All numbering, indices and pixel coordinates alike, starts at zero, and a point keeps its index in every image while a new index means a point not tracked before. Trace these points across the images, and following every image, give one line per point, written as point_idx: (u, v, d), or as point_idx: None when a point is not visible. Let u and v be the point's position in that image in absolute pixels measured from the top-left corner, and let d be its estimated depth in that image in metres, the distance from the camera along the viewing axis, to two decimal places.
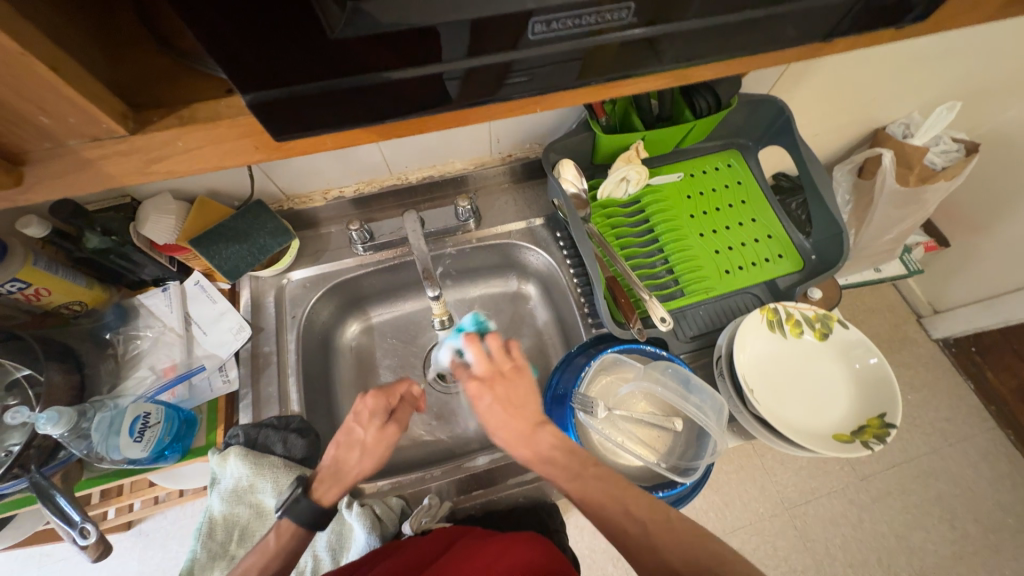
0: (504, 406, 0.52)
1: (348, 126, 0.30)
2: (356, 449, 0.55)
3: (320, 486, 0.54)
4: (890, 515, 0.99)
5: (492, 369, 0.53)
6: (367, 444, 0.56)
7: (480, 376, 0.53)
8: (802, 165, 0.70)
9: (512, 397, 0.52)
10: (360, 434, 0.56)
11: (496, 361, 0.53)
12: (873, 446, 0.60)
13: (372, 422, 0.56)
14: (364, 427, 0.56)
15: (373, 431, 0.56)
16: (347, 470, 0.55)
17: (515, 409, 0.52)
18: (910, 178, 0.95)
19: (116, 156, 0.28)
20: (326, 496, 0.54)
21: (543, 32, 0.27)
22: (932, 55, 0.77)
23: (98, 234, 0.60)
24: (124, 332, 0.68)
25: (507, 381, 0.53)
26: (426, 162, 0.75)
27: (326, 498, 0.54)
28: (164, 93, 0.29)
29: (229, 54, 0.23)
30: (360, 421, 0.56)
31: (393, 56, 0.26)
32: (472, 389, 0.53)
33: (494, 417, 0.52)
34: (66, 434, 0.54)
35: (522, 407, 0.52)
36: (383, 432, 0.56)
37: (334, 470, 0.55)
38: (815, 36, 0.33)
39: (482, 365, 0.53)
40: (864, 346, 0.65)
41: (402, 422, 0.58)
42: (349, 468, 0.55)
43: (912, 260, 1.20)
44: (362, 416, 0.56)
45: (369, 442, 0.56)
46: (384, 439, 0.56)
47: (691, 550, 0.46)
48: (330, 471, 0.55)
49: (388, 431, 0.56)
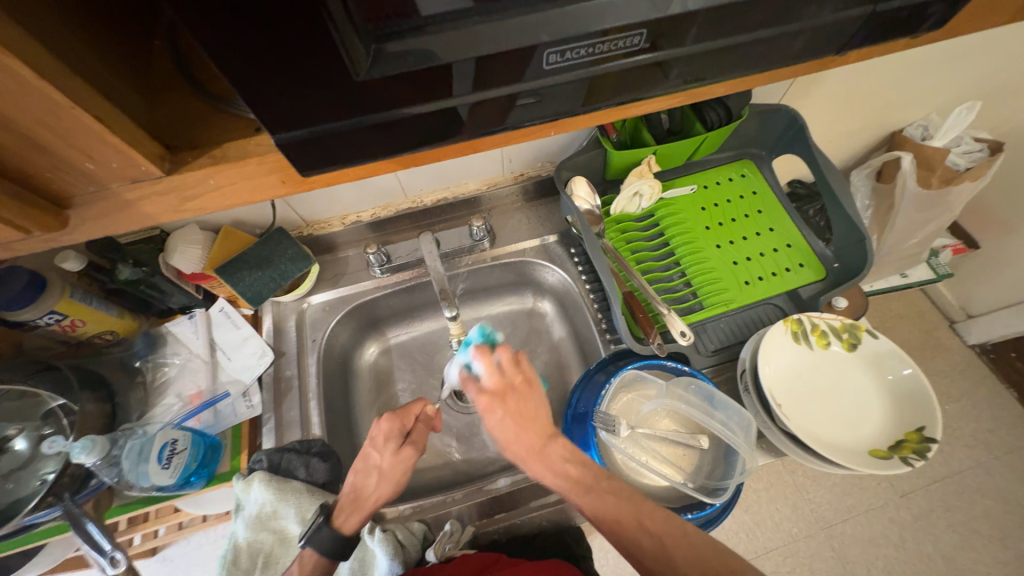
0: (516, 420, 0.51)
1: (369, 159, 0.31)
2: (373, 475, 0.55)
3: (340, 514, 0.54)
4: (935, 534, 0.94)
5: (502, 383, 0.52)
6: (383, 469, 0.55)
7: (490, 390, 0.52)
8: (818, 173, 0.69)
9: (524, 411, 0.51)
10: (376, 459, 0.56)
11: (505, 376, 0.52)
12: (913, 462, 0.57)
13: (387, 446, 0.56)
14: (380, 451, 0.56)
15: (389, 455, 0.56)
16: (366, 496, 0.55)
17: (525, 423, 0.51)
18: (932, 180, 0.92)
19: (152, 196, 0.30)
20: (347, 523, 0.54)
21: (557, 62, 0.28)
22: (948, 57, 0.76)
23: (130, 266, 0.63)
24: (152, 360, 0.70)
25: (517, 395, 0.52)
26: (440, 185, 0.76)
27: (344, 526, 0.53)
28: (199, 134, 0.30)
29: (258, 97, 0.25)
30: (375, 445, 0.56)
31: (413, 91, 0.27)
32: (482, 402, 0.52)
33: (506, 432, 0.51)
34: (98, 462, 0.55)
35: (533, 422, 0.51)
36: (399, 456, 0.56)
37: (352, 498, 0.55)
38: (828, 50, 0.33)
39: (492, 379, 0.52)
40: (897, 356, 0.63)
41: (418, 444, 0.58)
42: (367, 494, 0.55)
43: (940, 263, 1.16)
44: (377, 440, 0.56)
45: (386, 466, 0.56)
46: (401, 462, 0.56)
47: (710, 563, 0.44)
48: (349, 496, 0.55)
49: (404, 454, 0.56)
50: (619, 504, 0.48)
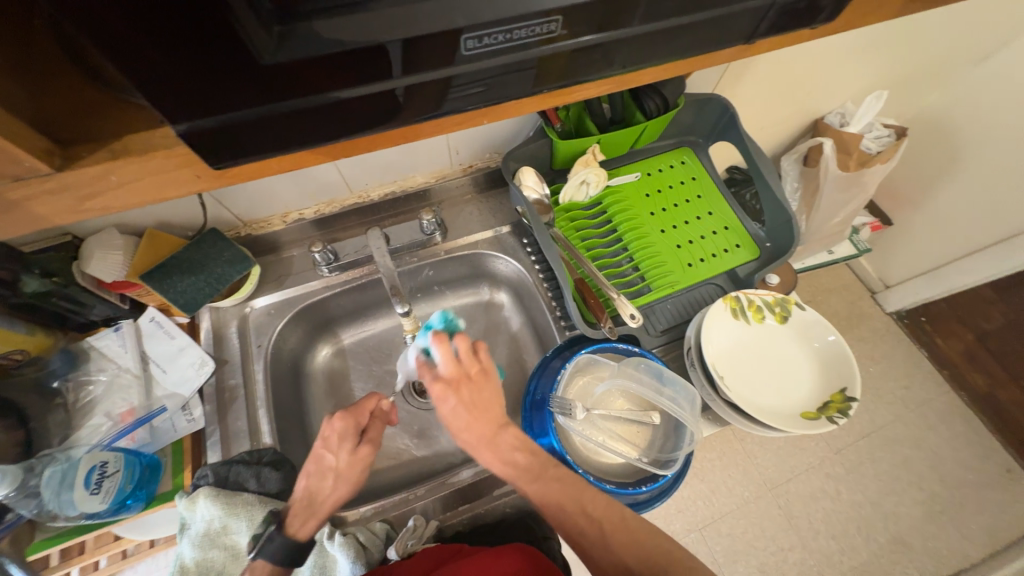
0: (469, 409, 0.51)
1: (292, 149, 0.30)
2: (329, 476, 0.54)
3: (294, 519, 0.52)
4: (865, 484, 1.04)
5: (459, 372, 0.51)
6: (339, 470, 0.54)
7: (446, 378, 0.51)
8: (749, 158, 0.74)
9: (478, 401, 0.51)
10: (330, 460, 0.54)
11: (462, 365, 0.51)
12: (837, 420, 0.63)
13: (343, 445, 0.55)
14: (336, 452, 0.55)
15: (345, 455, 0.55)
16: (322, 499, 0.53)
17: (479, 411, 0.51)
18: (850, 163, 1.01)
19: (43, 195, 0.27)
20: (302, 529, 0.52)
21: (476, 47, 0.27)
22: (857, 49, 0.83)
23: (36, 277, 0.57)
24: (74, 379, 0.63)
25: (473, 384, 0.51)
26: (386, 178, 0.74)
27: (299, 532, 0.52)
28: (94, 125, 0.28)
29: (150, 84, 0.23)
30: (329, 446, 0.55)
31: (333, 76, 0.26)
32: (437, 389, 0.51)
33: (459, 420, 0.51)
34: (12, 493, 0.51)
35: (487, 409, 0.51)
36: (356, 455, 0.55)
37: (307, 500, 0.53)
38: (740, 38, 0.35)
39: (448, 367, 0.51)
40: (822, 325, 0.69)
41: (375, 441, 0.56)
42: (323, 498, 0.53)
43: (860, 240, 1.27)
44: (330, 441, 0.55)
45: (342, 467, 0.54)
46: (359, 461, 0.55)
47: (647, 550, 0.46)
48: (304, 500, 0.53)
49: (361, 453, 0.55)
50: (562, 490, 0.50)
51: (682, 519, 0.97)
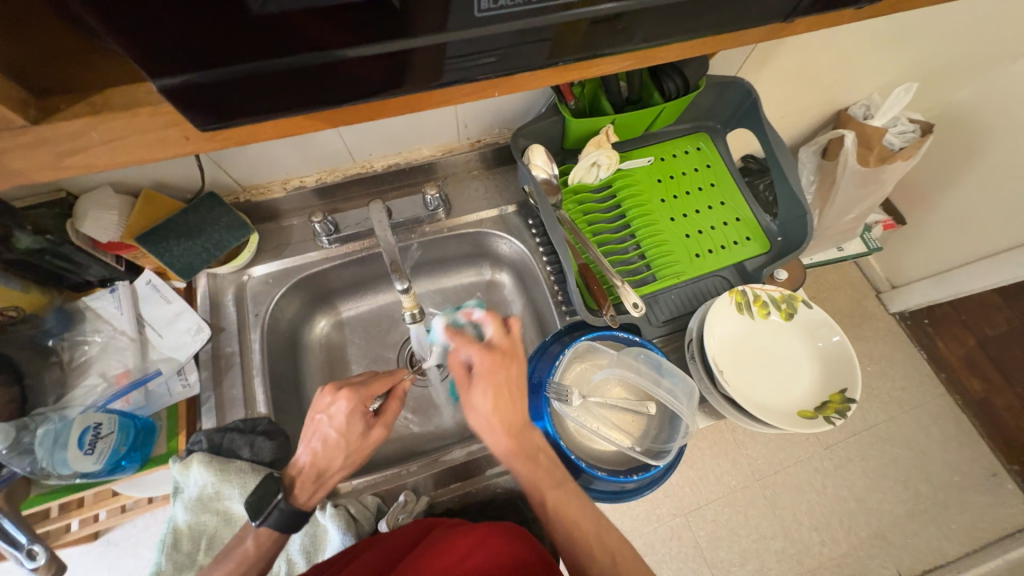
0: (510, 388, 0.52)
1: (288, 113, 0.28)
2: (337, 453, 0.53)
3: (303, 491, 0.53)
4: (851, 480, 1.05)
5: (510, 350, 0.54)
6: (350, 449, 0.54)
7: (499, 350, 0.53)
8: (768, 147, 0.71)
9: (518, 384, 0.53)
10: (338, 440, 0.53)
11: (513, 344, 0.54)
12: (835, 420, 0.63)
13: (353, 428, 0.54)
14: (344, 433, 0.53)
15: (354, 437, 0.54)
16: (330, 474, 0.54)
17: (515, 397, 0.52)
18: (870, 158, 0.97)
19: (19, 150, 0.25)
20: (309, 500, 0.53)
21: (490, 9, 0.25)
22: (893, 37, 0.78)
23: (29, 234, 0.55)
24: (69, 338, 0.63)
25: (518, 364, 0.53)
26: (391, 149, 0.72)
27: (308, 503, 0.53)
28: (72, 75, 0.26)
29: (129, 30, 0.21)
30: (335, 424, 0.53)
31: (334, 33, 0.24)
32: (487, 361, 0.52)
33: (497, 401, 0.51)
34: (5, 450, 0.51)
35: (516, 396, 0.53)
36: (367, 438, 0.55)
37: (317, 473, 0.53)
38: (779, 15, 0.33)
39: (505, 340, 0.53)
40: (828, 325, 0.67)
41: (388, 425, 0.57)
42: (332, 473, 0.54)
43: (872, 238, 1.25)
44: (338, 422, 0.53)
45: (352, 447, 0.54)
46: (367, 444, 0.55)
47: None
48: (311, 474, 0.53)
49: (372, 436, 0.55)
50: (580, 511, 0.52)
51: (669, 503, 0.99)
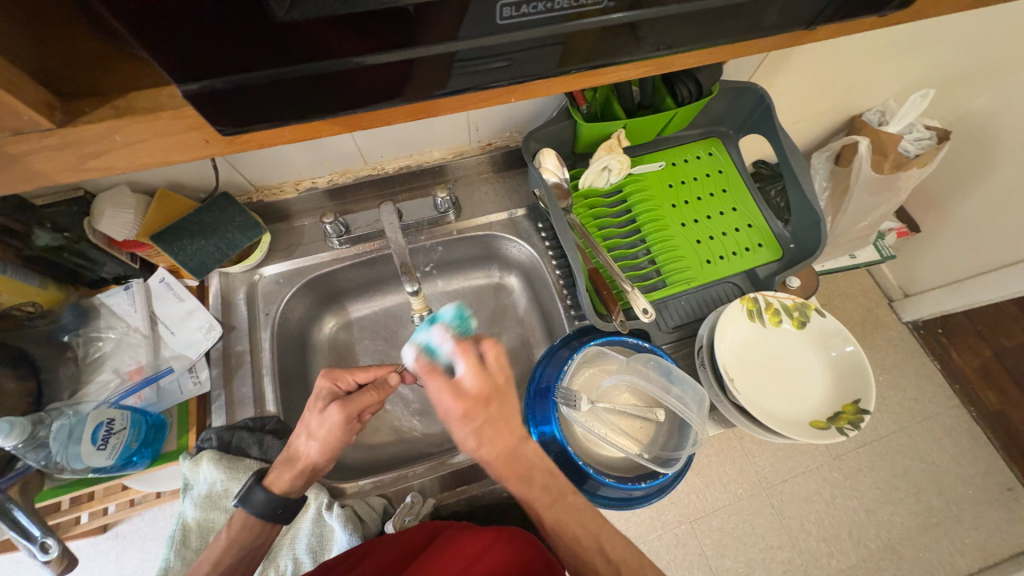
0: (494, 424, 0.51)
1: (307, 118, 0.28)
2: (303, 433, 0.54)
3: (273, 473, 0.54)
4: (860, 491, 1.03)
5: (486, 387, 0.51)
6: (311, 429, 0.53)
7: (473, 395, 0.50)
8: (781, 154, 0.70)
9: (502, 416, 0.51)
10: (306, 420, 0.54)
11: (486, 381, 0.50)
12: (847, 432, 0.62)
13: (316, 405, 0.54)
14: (311, 412, 0.54)
15: (316, 415, 0.54)
16: (299, 457, 0.54)
17: (500, 429, 0.51)
18: (884, 165, 0.96)
19: (44, 152, 0.26)
20: (278, 482, 0.53)
21: (513, 16, 0.25)
22: (910, 43, 0.77)
23: (48, 232, 0.57)
24: (83, 335, 0.64)
25: (497, 399, 0.51)
26: (403, 151, 0.72)
27: (275, 484, 0.53)
28: (100, 80, 0.27)
29: (154, 35, 0.21)
30: (309, 407, 0.55)
31: (355, 40, 0.24)
32: (462, 407, 0.50)
33: (480, 437, 0.51)
34: (21, 445, 0.51)
35: (501, 429, 0.51)
36: (325, 416, 0.53)
37: (287, 457, 0.54)
38: (798, 23, 0.32)
39: (475, 384, 0.50)
40: (841, 335, 0.66)
41: (349, 407, 0.53)
42: (299, 456, 0.54)
43: (885, 246, 1.24)
44: (310, 401, 0.55)
45: (313, 426, 0.53)
46: (324, 424, 0.53)
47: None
48: (284, 457, 0.54)
49: (329, 415, 0.53)
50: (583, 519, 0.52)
51: (674, 510, 0.98)
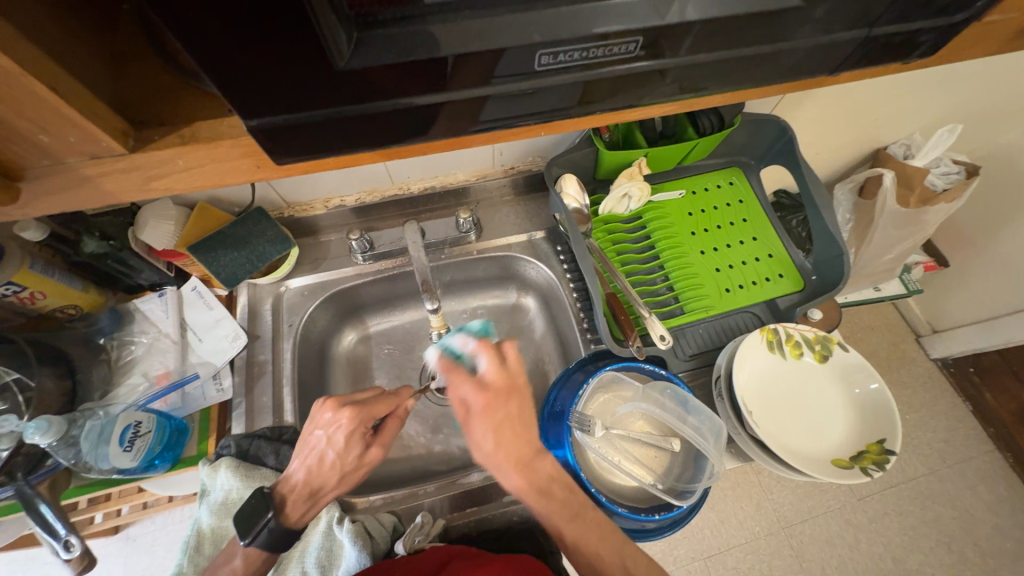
0: (511, 423, 0.52)
1: (350, 150, 0.30)
2: (333, 472, 0.54)
3: (293, 508, 0.53)
4: (886, 536, 0.98)
5: (506, 382, 0.53)
6: (344, 470, 0.54)
7: (495, 387, 0.52)
8: (804, 186, 0.70)
9: (520, 417, 0.53)
10: (334, 459, 0.54)
11: (505, 374, 0.53)
12: (872, 473, 0.60)
13: (350, 451, 0.54)
14: (342, 453, 0.54)
15: (352, 459, 0.55)
16: (325, 492, 0.54)
17: (517, 430, 0.52)
18: (910, 198, 0.95)
19: (113, 173, 0.28)
20: (300, 518, 0.53)
21: (549, 64, 0.27)
22: (934, 80, 0.78)
23: (96, 239, 0.60)
24: (118, 337, 0.67)
25: (516, 396, 0.53)
26: (429, 173, 0.75)
27: (298, 521, 0.53)
28: (168, 110, 0.29)
29: (225, 74, 0.23)
30: (335, 446, 0.54)
31: (405, 85, 0.26)
32: (483, 400, 0.52)
33: (499, 437, 0.52)
34: (55, 442, 0.53)
35: (519, 429, 0.52)
36: (364, 459, 0.55)
37: (310, 491, 0.54)
38: (823, 69, 0.33)
39: (496, 376, 0.53)
40: (866, 370, 0.65)
41: (386, 444, 0.57)
42: (327, 491, 0.54)
43: (911, 280, 1.20)
44: (338, 442, 0.54)
45: (347, 467, 0.54)
46: (364, 465, 0.56)
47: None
48: (304, 491, 0.53)
49: (370, 455, 0.56)
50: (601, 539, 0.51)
51: (687, 546, 0.95)
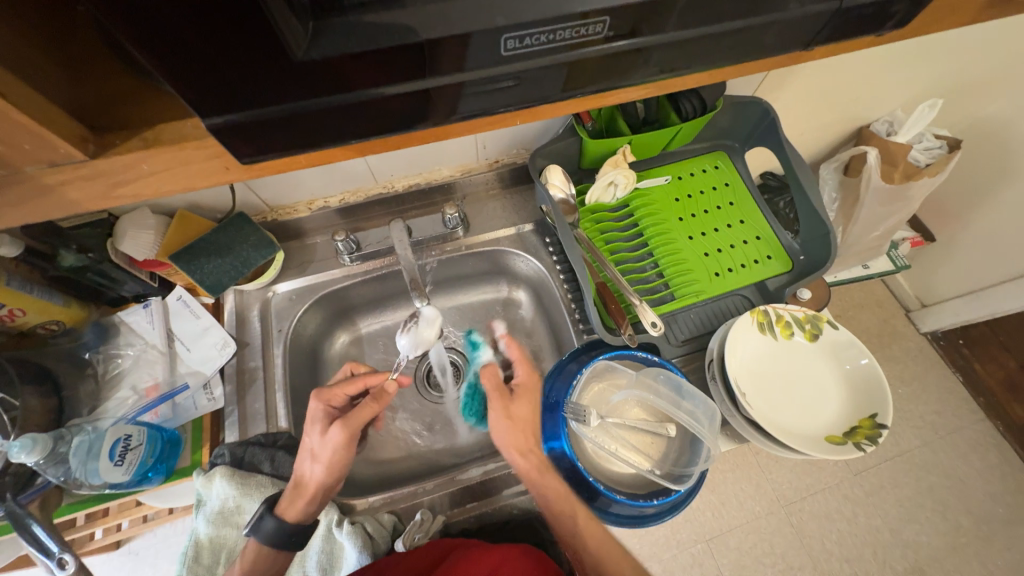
0: (518, 420, 0.64)
1: (323, 146, 0.30)
2: (307, 456, 0.58)
3: (285, 500, 0.56)
4: (883, 509, 1.00)
5: (529, 380, 0.68)
6: (315, 453, 0.58)
7: (525, 382, 0.67)
8: (788, 166, 0.70)
9: (527, 415, 0.65)
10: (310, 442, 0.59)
11: (531, 375, 0.69)
12: (865, 447, 0.60)
13: (316, 429, 0.60)
14: (313, 434, 0.60)
15: (317, 437, 0.59)
16: (305, 482, 0.56)
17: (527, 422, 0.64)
18: (895, 174, 0.95)
19: (76, 181, 0.27)
20: (290, 510, 0.56)
21: (516, 48, 0.26)
22: (912, 55, 0.78)
23: (74, 252, 0.59)
24: (104, 351, 0.66)
25: (531, 396, 0.67)
26: (412, 170, 0.74)
27: (289, 513, 0.56)
28: (130, 114, 0.28)
29: (177, 72, 0.22)
30: (309, 429, 0.60)
31: (368, 76, 0.26)
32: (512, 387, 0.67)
33: (510, 423, 0.64)
34: (42, 460, 0.52)
35: (529, 423, 0.64)
36: (325, 438, 0.59)
37: (295, 484, 0.56)
38: (797, 43, 0.33)
39: (524, 374, 0.68)
40: (855, 347, 0.65)
41: (350, 425, 0.59)
42: (307, 481, 0.56)
43: (899, 255, 1.22)
44: (310, 423, 0.60)
45: (317, 450, 0.58)
46: (327, 445, 0.58)
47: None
48: (293, 484, 0.56)
49: (331, 437, 0.58)
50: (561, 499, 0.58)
51: (689, 529, 0.96)
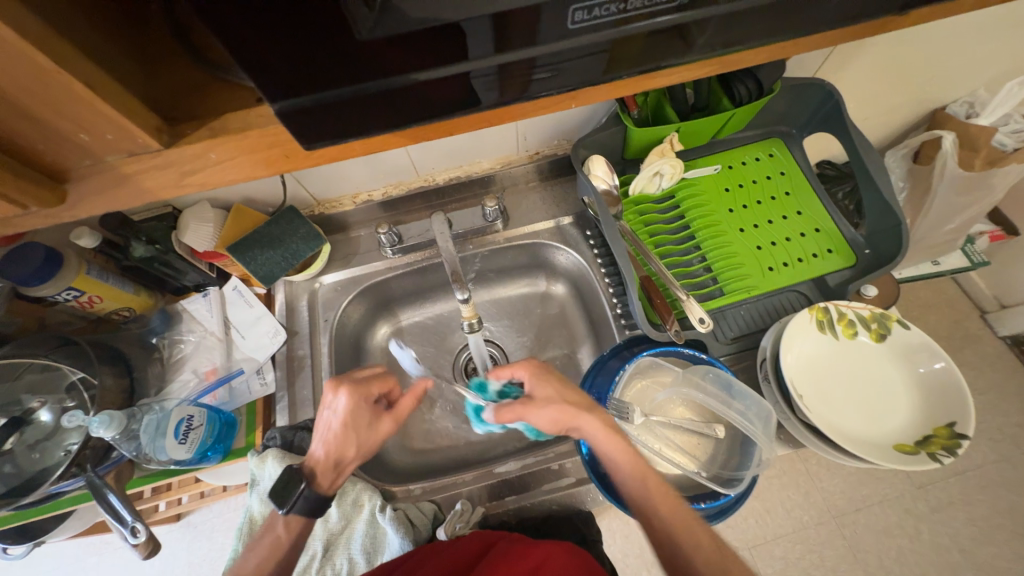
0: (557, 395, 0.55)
1: (375, 133, 0.30)
2: (345, 432, 0.54)
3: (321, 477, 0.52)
4: (951, 527, 0.91)
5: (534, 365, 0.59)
6: (355, 427, 0.55)
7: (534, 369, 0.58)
8: (855, 153, 0.65)
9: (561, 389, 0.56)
10: (340, 419, 0.55)
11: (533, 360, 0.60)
12: (942, 459, 0.55)
13: (349, 405, 0.55)
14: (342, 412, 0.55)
15: (356, 414, 0.55)
16: (345, 458, 0.54)
17: (565, 394, 0.55)
18: (975, 161, 0.86)
19: (149, 171, 0.29)
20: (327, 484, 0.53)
21: (584, 19, 0.25)
22: (1002, 26, 0.70)
23: (143, 244, 0.63)
24: (168, 337, 0.71)
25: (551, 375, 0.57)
26: (453, 163, 0.74)
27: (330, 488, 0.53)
28: (195, 104, 0.29)
29: (240, 56, 0.22)
30: (335, 407, 0.55)
31: (414, 58, 0.25)
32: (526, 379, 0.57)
33: (552, 403, 0.54)
34: (117, 436, 0.56)
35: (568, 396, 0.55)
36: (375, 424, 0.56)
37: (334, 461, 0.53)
38: (882, 10, 0.30)
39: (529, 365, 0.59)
40: (928, 349, 0.60)
41: (398, 417, 0.58)
42: (348, 457, 0.54)
43: (975, 251, 1.11)
44: (337, 401, 0.55)
45: (354, 425, 0.55)
46: (377, 432, 0.56)
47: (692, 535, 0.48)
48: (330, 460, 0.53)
49: (383, 425, 0.57)
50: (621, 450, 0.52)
51: (731, 535, 0.92)
